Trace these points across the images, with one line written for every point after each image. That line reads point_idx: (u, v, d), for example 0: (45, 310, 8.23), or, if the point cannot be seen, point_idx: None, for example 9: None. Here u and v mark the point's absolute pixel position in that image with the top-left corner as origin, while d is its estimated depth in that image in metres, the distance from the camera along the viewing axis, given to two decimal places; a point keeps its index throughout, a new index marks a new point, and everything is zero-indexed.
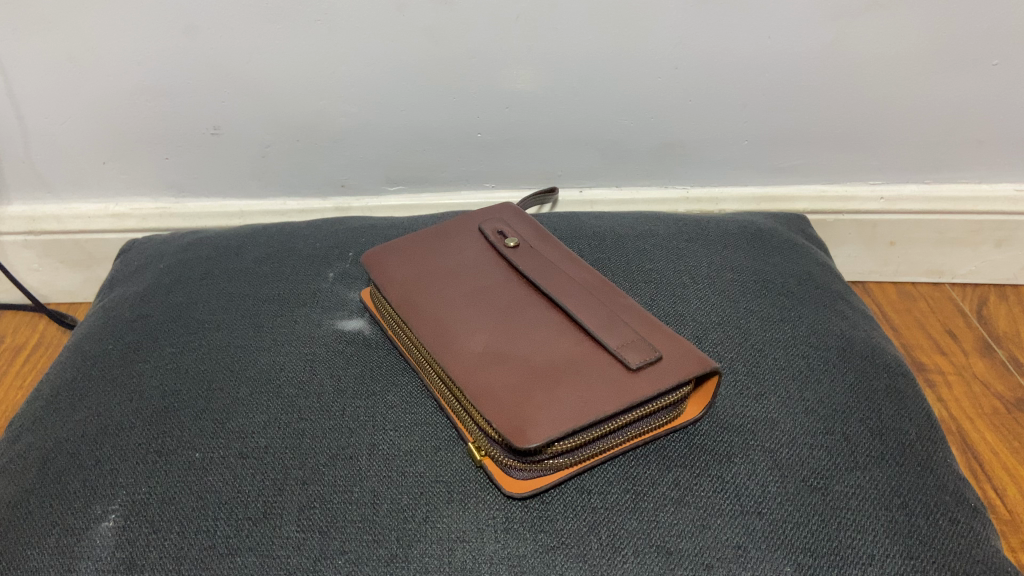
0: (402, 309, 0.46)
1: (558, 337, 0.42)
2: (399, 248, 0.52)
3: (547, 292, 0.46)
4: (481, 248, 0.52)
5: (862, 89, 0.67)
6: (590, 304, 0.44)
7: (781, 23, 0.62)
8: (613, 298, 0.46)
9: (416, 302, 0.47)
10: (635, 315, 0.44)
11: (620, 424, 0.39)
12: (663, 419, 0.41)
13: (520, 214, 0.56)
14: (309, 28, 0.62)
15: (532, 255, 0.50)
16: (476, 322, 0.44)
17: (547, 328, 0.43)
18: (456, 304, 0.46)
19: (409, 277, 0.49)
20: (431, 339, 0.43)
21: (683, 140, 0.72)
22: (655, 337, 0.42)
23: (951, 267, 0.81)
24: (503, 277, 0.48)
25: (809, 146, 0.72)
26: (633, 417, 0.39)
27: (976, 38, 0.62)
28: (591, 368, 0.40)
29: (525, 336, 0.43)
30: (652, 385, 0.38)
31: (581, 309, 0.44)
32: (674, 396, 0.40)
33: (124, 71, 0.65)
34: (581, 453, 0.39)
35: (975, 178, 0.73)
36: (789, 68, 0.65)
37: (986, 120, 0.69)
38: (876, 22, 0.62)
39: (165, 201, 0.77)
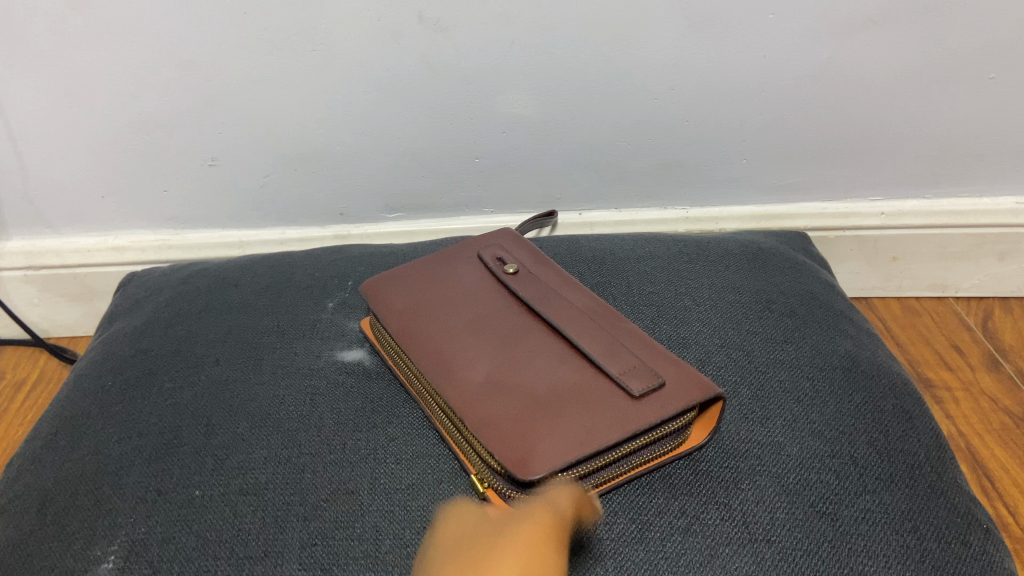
0: (402, 339, 0.46)
1: (561, 365, 0.42)
2: (399, 276, 0.52)
3: (548, 318, 0.45)
4: (482, 274, 0.51)
5: (858, 105, 0.67)
6: (591, 330, 0.44)
7: (776, 41, 0.62)
8: (613, 322, 0.46)
9: (418, 331, 0.46)
10: (636, 340, 0.44)
11: (625, 451, 0.39)
12: (667, 446, 0.41)
13: (520, 239, 0.55)
14: (305, 57, 0.63)
15: (533, 281, 0.49)
16: (478, 351, 0.44)
17: (550, 355, 0.43)
18: (458, 333, 0.46)
19: (410, 305, 0.49)
20: (433, 371, 0.43)
21: (682, 160, 0.72)
22: (657, 362, 0.42)
23: (954, 281, 0.80)
24: (503, 305, 0.48)
25: (809, 163, 0.72)
26: (639, 444, 0.39)
27: (970, 53, 0.63)
28: (595, 395, 0.40)
29: (527, 365, 0.42)
30: (656, 412, 0.38)
31: (583, 335, 0.44)
32: (678, 421, 0.40)
33: (122, 105, 0.65)
34: (587, 480, 0.39)
35: (975, 192, 0.73)
36: (786, 84, 0.66)
37: (985, 133, 0.69)
38: (871, 38, 0.62)
39: (164, 232, 0.76)
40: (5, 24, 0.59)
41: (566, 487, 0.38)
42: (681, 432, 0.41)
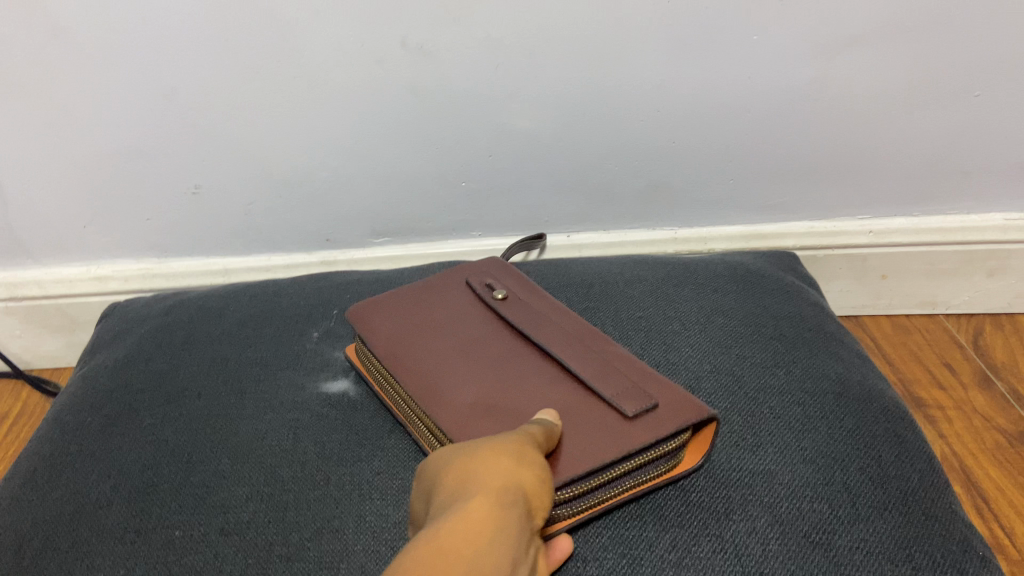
0: (390, 363, 0.45)
1: (551, 389, 0.41)
2: (387, 300, 0.51)
3: (538, 341, 0.45)
4: (470, 300, 0.51)
5: (844, 124, 0.67)
6: (583, 353, 0.44)
7: (762, 62, 0.63)
8: (602, 347, 0.45)
9: (406, 356, 0.46)
10: (628, 363, 0.43)
11: (614, 473, 0.38)
12: (662, 468, 0.40)
13: (509, 267, 0.55)
14: (287, 83, 0.63)
15: (522, 306, 0.49)
16: (467, 374, 0.43)
17: (540, 378, 0.42)
18: (446, 358, 0.45)
19: (398, 330, 0.48)
20: (421, 394, 0.42)
21: (669, 181, 0.72)
22: (650, 384, 0.41)
23: (945, 298, 0.79)
24: (493, 329, 0.47)
25: (797, 182, 0.72)
26: (630, 466, 0.38)
27: (955, 72, 0.63)
28: (587, 418, 0.39)
29: (515, 389, 0.42)
30: (650, 432, 0.38)
31: (574, 359, 0.43)
32: (669, 444, 0.39)
33: (104, 133, 0.65)
34: (576, 504, 0.38)
35: (962, 209, 0.73)
36: (772, 104, 0.66)
37: (971, 151, 0.69)
38: (857, 57, 0.62)
39: (148, 261, 0.75)
40: None
41: (556, 510, 0.37)
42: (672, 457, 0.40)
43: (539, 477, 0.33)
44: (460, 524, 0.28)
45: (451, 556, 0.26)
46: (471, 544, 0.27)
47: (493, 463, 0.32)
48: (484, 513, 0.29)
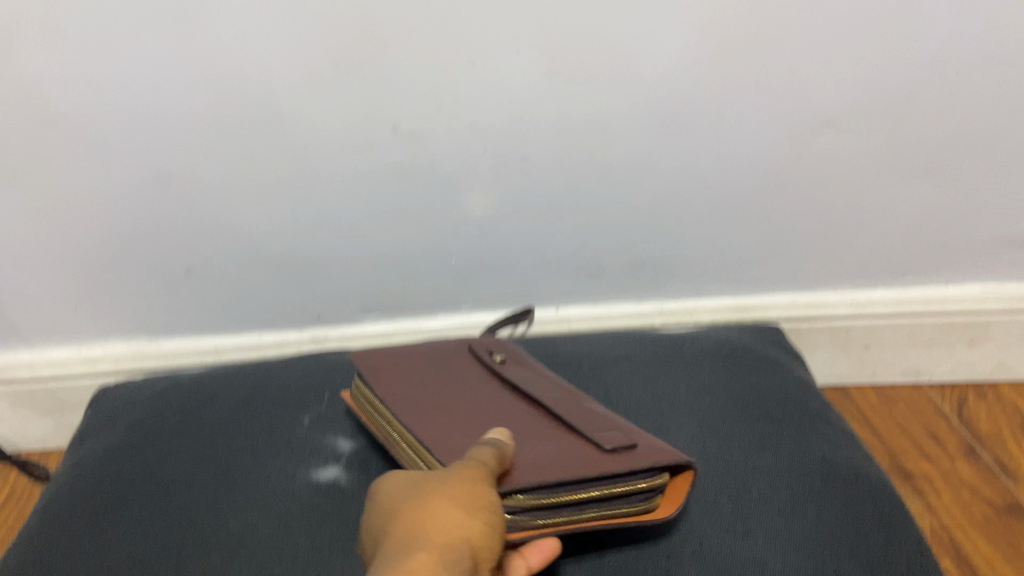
0: (391, 387, 0.48)
1: (537, 433, 0.43)
2: (388, 348, 0.55)
3: (532, 388, 0.48)
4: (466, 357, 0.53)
5: (822, 201, 0.70)
6: (573, 405, 0.47)
7: (738, 142, 0.66)
8: (588, 406, 0.47)
9: (406, 384, 0.49)
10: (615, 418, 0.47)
11: (587, 496, 0.39)
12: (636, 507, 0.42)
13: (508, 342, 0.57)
14: (280, 168, 0.65)
15: (519, 366, 0.53)
16: (460, 407, 0.46)
17: (530, 417, 0.45)
18: (438, 400, 0.47)
19: (399, 367, 0.51)
20: (409, 422, 0.44)
21: (655, 257, 0.73)
22: (633, 436, 0.44)
23: (928, 368, 0.80)
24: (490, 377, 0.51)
25: (779, 257, 0.74)
26: (605, 492, 0.40)
27: (922, 153, 0.67)
28: (569, 448, 0.42)
29: (501, 425, 0.44)
30: (627, 464, 0.40)
31: (564, 406, 0.46)
32: (648, 478, 0.41)
33: (100, 219, 0.66)
34: (546, 517, 0.38)
35: (941, 282, 0.75)
36: (750, 184, 0.69)
37: (944, 227, 0.72)
38: (831, 140, 0.66)
39: (140, 341, 0.75)
40: None
41: (523, 514, 0.38)
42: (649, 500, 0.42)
43: (491, 528, 0.34)
44: None
45: None
46: None
47: (437, 502, 0.33)
48: None
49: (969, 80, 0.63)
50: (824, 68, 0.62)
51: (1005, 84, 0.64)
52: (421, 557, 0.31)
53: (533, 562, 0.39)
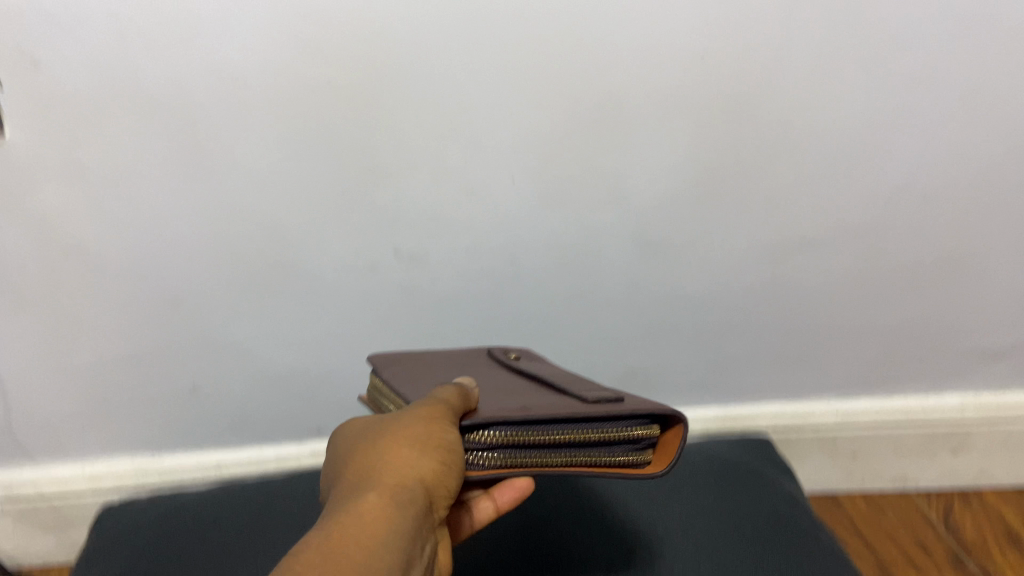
0: (407, 376, 0.53)
1: (531, 397, 0.47)
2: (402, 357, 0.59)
3: (544, 379, 0.51)
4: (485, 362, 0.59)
5: (803, 317, 0.75)
6: (579, 387, 0.50)
7: (720, 261, 0.71)
8: (593, 386, 0.50)
9: (422, 375, 0.53)
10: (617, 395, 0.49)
11: (563, 438, 0.41)
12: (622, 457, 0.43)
13: (533, 355, 0.65)
14: (286, 290, 0.69)
15: (537, 370, 0.56)
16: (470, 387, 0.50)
17: (533, 394, 0.48)
18: (446, 377, 0.52)
19: (417, 367, 0.56)
20: (411, 390, 0.48)
21: (647, 369, 0.77)
22: (628, 400, 0.46)
23: (915, 475, 0.83)
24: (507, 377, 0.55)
25: (765, 369, 0.78)
26: (585, 437, 0.42)
27: (898, 272, 0.73)
28: (558, 403, 0.44)
29: (503, 394, 0.48)
30: (606, 408, 0.43)
31: (568, 386, 0.49)
32: (631, 429, 0.43)
33: (115, 342, 0.70)
34: (526, 457, 0.41)
35: (922, 392, 0.80)
36: (733, 302, 0.74)
37: (922, 342, 0.77)
38: (810, 258, 0.72)
39: (143, 458, 0.77)
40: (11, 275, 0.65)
41: (498, 450, 0.41)
42: (634, 459, 0.43)
43: (450, 467, 0.39)
44: (360, 510, 0.36)
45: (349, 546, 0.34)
46: (359, 531, 0.34)
47: (399, 440, 0.39)
48: (373, 516, 0.35)
49: (936, 209, 0.69)
50: (800, 194, 0.68)
51: (958, 216, 0.70)
52: (375, 497, 0.37)
53: (504, 500, 0.49)
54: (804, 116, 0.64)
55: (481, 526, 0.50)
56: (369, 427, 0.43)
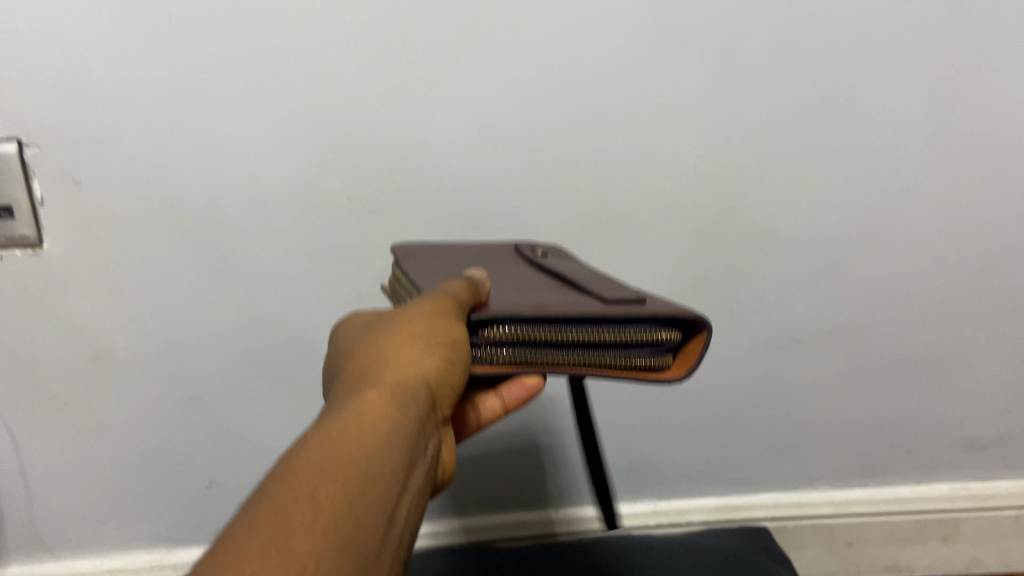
0: (435, 269, 0.55)
1: (550, 295, 0.48)
2: (424, 247, 0.62)
3: (573, 279, 0.53)
4: (511, 260, 0.61)
5: (795, 416, 0.84)
6: (606, 287, 0.50)
7: (717, 358, 0.80)
8: (619, 287, 0.51)
9: (450, 269, 0.55)
10: (646, 295, 0.49)
11: (576, 337, 0.42)
12: (637, 361, 0.43)
13: (561, 251, 0.67)
14: (305, 389, 0.75)
15: (565, 267, 0.58)
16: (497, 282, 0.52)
17: (557, 292, 0.49)
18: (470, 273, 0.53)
19: (444, 262, 0.58)
20: (431, 281, 0.50)
21: (648, 459, 0.85)
22: (652, 301, 0.46)
23: (908, 563, 0.92)
24: (536, 274, 0.56)
25: (764, 462, 0.87)
26: (599, 336, 0.42)
27: (885, 365, 0.82)
28: (577, 302, 0.45)
29: (522, 292, 0.49)
30: (622, 309, 0.43)
31: (593, 286, 0.50)
32: (648, 331, 0.43)
33: (133, 440, 0.75)
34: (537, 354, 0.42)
35: (914, 481, 0.89)
36: (729, 395, 0.82)
37: (909, 435, 0.86)
38: (802, 354, 0.81)
39: (156, 550, 0.81)
40: (39, 375, 0.70)
41: (505, 347, 0.42)
42: (650, 362, 0.44)
43: (450, 362, 0.40)
44: (362, 396, 0.36)
45: (353, 428, 0.34)
46: (363, 418, 0.35)
47: (399, 343, 0.40)
48: (374, 404, 0.36)
49: (912, 306, 0.80)
50: (786, 298, 0.78)
51: (936, 319, 0.81)
52: (376, 390, 0.37)
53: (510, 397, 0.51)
54: (782, 229, 0.75)
55: (488, 422, 0.52)
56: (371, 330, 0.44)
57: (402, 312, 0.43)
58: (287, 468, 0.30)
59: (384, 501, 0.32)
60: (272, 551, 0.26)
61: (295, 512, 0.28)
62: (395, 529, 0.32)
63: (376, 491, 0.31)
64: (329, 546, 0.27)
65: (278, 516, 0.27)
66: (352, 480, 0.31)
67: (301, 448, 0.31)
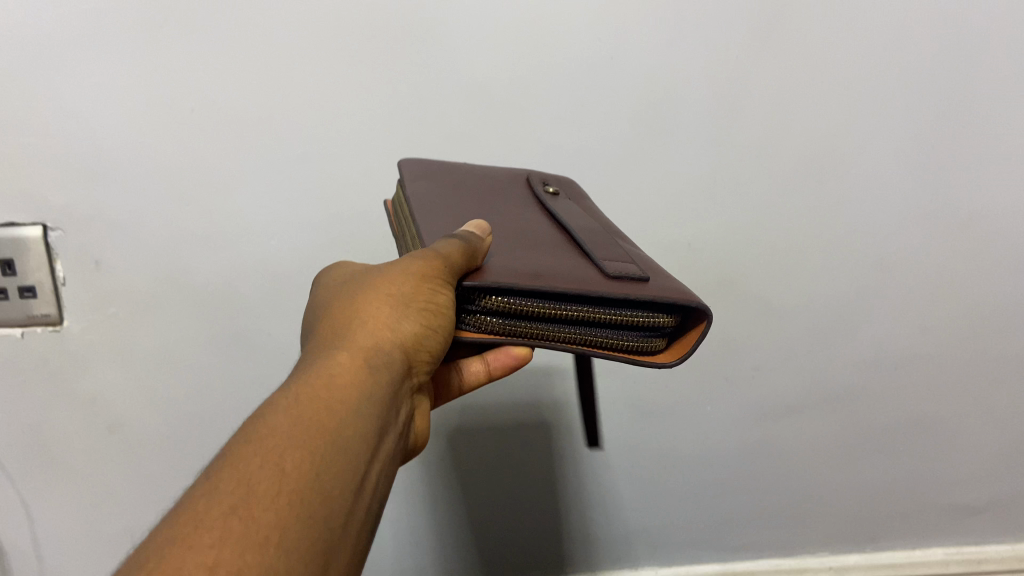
0: (434, 200, 0.54)
1: (551, 252, 0.47)
2: (424, 164, 0.62)
3: (575, 230, 0.51)
4: (519, 198, 0.59)
5: (793, 485, 0.90)
6: (610, 245, 0.49)
7: (714, 430, 0.85)
8: (622, 246, 0.50)
9: (451, 202, 0.54)
10: (650, 266, 0.48)
11: (570, 314, 0.41)
12: (632, 341, 0.43)
13: (569, 186, 0.68)
14: None
15: (565, 207, 0.58)
16: (497, 225, 0.51)
17: (560, 248, 0.48)
18: (469, 213, 0.53)
19: (445, 188, 0.57)
20: (431, 220, 0.49)
21: (648, 525, 0.92)
22: (656, 276, 0.45)
23: None
24: (534, 214, 0.56)
25: (764, 528, 0.93)
26: (594, 315, 0.41)
27: (880, 433, 0.87)
28: (577, 269, 0.43)
29: (524, 244, 0.48)
30: (624, 288, 0.41)
31: (597, 244, 0.48)
32: (644, 317, 0.42)
33: (142, 510, 0.79)
34: (527, 325, 0.41)
35: (908, 545, 0.96)
36: (727, 463, 0.88)
37: (902, 502, 0.93)
38: (798, 423, 0.86)
39: None
40: (53, 452, 0.73)
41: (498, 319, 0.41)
42: (642, 342, 0.43)
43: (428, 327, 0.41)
44: (338, 355, 0.38)
45: (327, 388, 0.35)
46: (337, 377, 0.36)
47: (379, 305, 0.42)
48: (349, 365, 0.37)
49: (906, 374, 0.84)
50: (782, 370, 0.82)
51: (930, 386, 0.85)
52: (351, 350, 0.39)
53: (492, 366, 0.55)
54: (778, 301, 0.79)
55: (471, 386, 0.55)
56: (348, 288, 0.44)
57: (380, 273, 0.44)
58: (261, 424, 0.32)
59: (354, 465, 0.33)
60: (234, 521, 0.27)
61: (259, 480, 0.29)
62: (364, 493, 0.33)
63: (344, 455, 0.32)
64: (294, 514, 0.28)
65: (242, 486, 0.28)
66: (326, 443, 0.32)
67: (275, 405, 0.33)
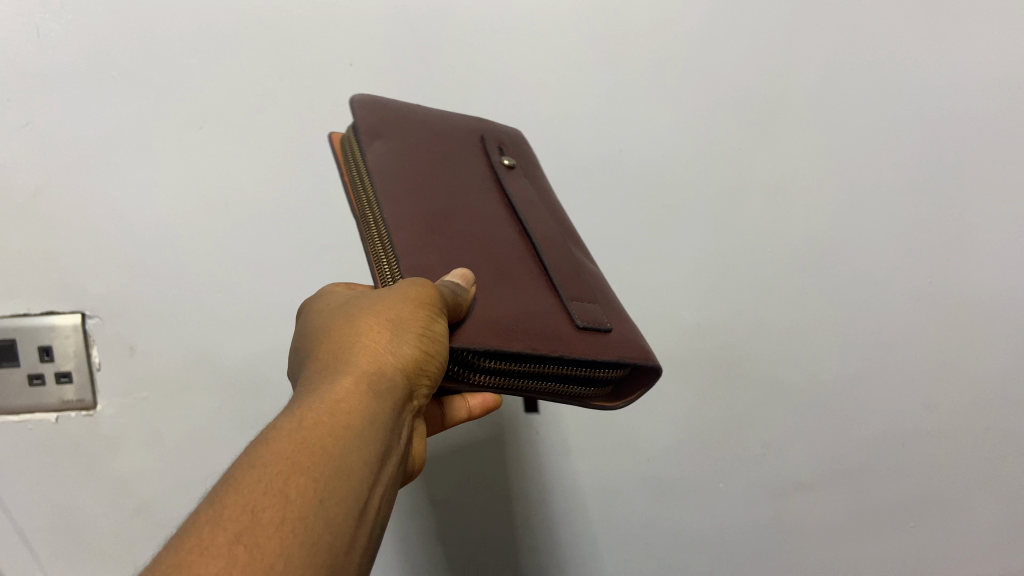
0: (389, 167, 0.51)
1: (524, 281, 0.47)
2: (383, 107, 0.59)
3: (535, 233, 0.52)
4: (473, 169, 0.57)
5: (813, 562, 0.90)
6: (569, 269, 0.50)
7: (730, 505, 0.87)
8: (573, 261, 0.52)
9: (409, 169, 0.52)
10: (601, 297, 0.51)
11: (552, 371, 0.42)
12: (592, 390, 0.46)
13: (519, 144, 0.67)
14: None
15: (520, 187, 0.57)
16: (459, 213, 0.50)
17: (523, 265, 0.48)
18: (428, 185, 0.51)
19: (400, 146, 0.54)
20: (395, 206, 0.47)
21: None
22: (611, 319, 0.48)
23: None
24: (487, 190, 0.55)
25: None
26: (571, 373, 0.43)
27: (898, 508, 0.87)
28: (552, 312, 0.44)
29: (494, 260, 0.47)
30: (597, 348, 0.43)
31: (558, 266, 0.49)
32: (607, 372, 0.45)
33: None
34: (512, 381, 0.41)
35: None
36: (747, 537, 0.88)
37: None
38: (814, 497, 0.87)
39: None
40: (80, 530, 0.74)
41: (487, 376, 0.41)
42: (598, 390, 0.47)
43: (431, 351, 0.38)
44: (333, 383, 0.35)
45: (323, 421, 0.33)
46: (332, 410, 0.33)
47: (376, 329, 0.38)
48: (345, 395, 0.35)
49: (920, 448, 0.84)
50: (794, 444, 0.84)
51: (942, 462, 0.85)
52: (349, 378, 0.36)
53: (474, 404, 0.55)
54: (786, 377, 0.81)
55: (452, 422, 0.54)
56: (346, 306, 0.41)
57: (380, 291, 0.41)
58: (257, 457, 0.30)
59: (356, 491, 0.32)
60: (238, 553, 0.26)
61: (263, 506, 0.28)
62: (366, 520, 0.32)
63: (342, 489, 0.31)
64: (297, 545, 0.28)
65: (247, 512, 0.28)
66: (322, 479, 0.30)
67: (272, 438, 0.32)
